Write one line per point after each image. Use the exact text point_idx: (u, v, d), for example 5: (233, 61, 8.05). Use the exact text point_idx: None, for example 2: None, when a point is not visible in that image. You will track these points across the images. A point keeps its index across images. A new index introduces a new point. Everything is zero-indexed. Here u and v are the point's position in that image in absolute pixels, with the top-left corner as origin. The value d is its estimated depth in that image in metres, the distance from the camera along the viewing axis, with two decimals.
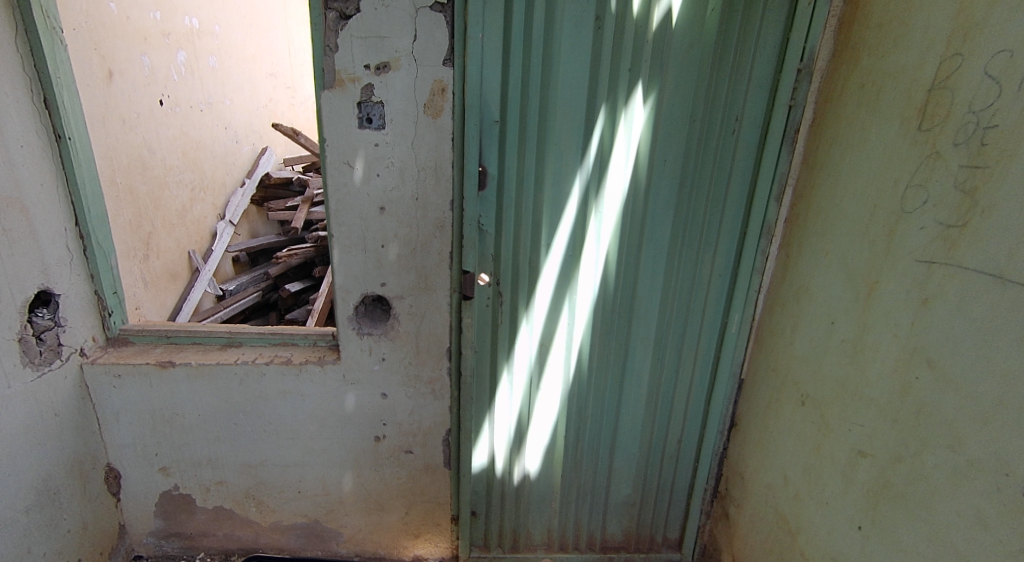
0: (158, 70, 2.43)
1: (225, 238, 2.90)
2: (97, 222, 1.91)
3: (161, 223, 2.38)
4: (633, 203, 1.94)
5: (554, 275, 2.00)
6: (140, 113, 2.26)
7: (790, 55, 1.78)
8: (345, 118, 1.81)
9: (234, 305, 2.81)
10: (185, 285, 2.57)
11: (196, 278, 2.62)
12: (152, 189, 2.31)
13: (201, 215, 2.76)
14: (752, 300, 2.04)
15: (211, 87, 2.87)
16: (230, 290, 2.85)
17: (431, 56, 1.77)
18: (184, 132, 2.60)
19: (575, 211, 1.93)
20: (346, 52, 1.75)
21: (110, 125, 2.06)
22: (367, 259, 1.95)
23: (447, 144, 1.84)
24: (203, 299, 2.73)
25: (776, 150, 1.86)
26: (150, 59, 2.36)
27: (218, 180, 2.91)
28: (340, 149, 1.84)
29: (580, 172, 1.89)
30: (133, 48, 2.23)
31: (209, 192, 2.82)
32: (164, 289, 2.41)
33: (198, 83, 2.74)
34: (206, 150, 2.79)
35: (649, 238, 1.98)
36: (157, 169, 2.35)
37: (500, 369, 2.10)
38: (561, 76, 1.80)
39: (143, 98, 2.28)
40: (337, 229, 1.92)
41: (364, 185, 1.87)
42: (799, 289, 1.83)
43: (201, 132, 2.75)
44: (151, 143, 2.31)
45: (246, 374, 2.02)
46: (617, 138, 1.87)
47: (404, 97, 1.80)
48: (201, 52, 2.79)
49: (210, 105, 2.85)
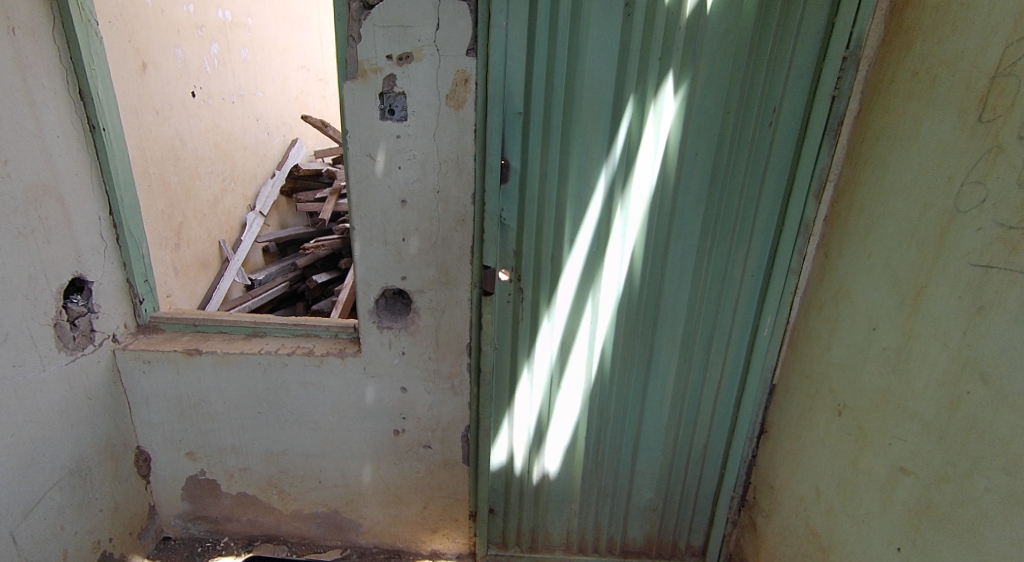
0: (193, 62, 2.47)
1: (254, 229, 2.94)
2: (129, 211, 1.95)
3: (193, 213, 2.43)
4: (661, 197, 1.87)
5: (577, 272, 1.94)
6: (174, 104, 2.31)
7: (834, 41, 1.67)
8: (368, 109, 1.79)
9: (262, 294, 2.86)
10: (215, 274, 2.62)
11: (226, 267, 2.67)
12: (184, 179, 2.36)
13: (232, 205, 2.80)
14: (786, 301, 1.94)
15: (245, 80, 2.91)
16: (259, 279, 2.91)
17: (455, 46, 1.73)
18: (215, 123, 2.63)
19: (601, 206, 1.87)
20: (368, 43, 1.73)
21: (143, 117, 2.10)
22: (388, 252, 1.94)
23: (470, 136, 1.81)
24: (232, 288, 2.78)
25: (817, 143, 1.76)
26: (184, 51, 2.40)
27: (249, 171, 2.95)
28: (362, 141, 1.82)
29: (606, 166, 1.83)
30: (167, 40, 2.27)
31: (240, 182, 2.86)
32: (194, 278, 2.46)
33: (231, 75, 2.78)
34: (236, 141, 2.82)
35: (678, 235, 1.90)
36: (189, 160, 2.38)
37: (520, 367, 2.07)
38: (588, 66, 1.74)
39: (176, 90, 2.32)
40: (358, 221, 1.90)
41: (385, 178, 1.85)
42: (839, 292, 1.73)
43: (232, 124, 2.79)
44: (183, 134, 2.35)
45: (268, 364, 2.04)
46: (646, 131, 1.80)
47: (426, 88, 1.77)
48: (234, 45, 2.83)
49: (242, 97, 2.88)
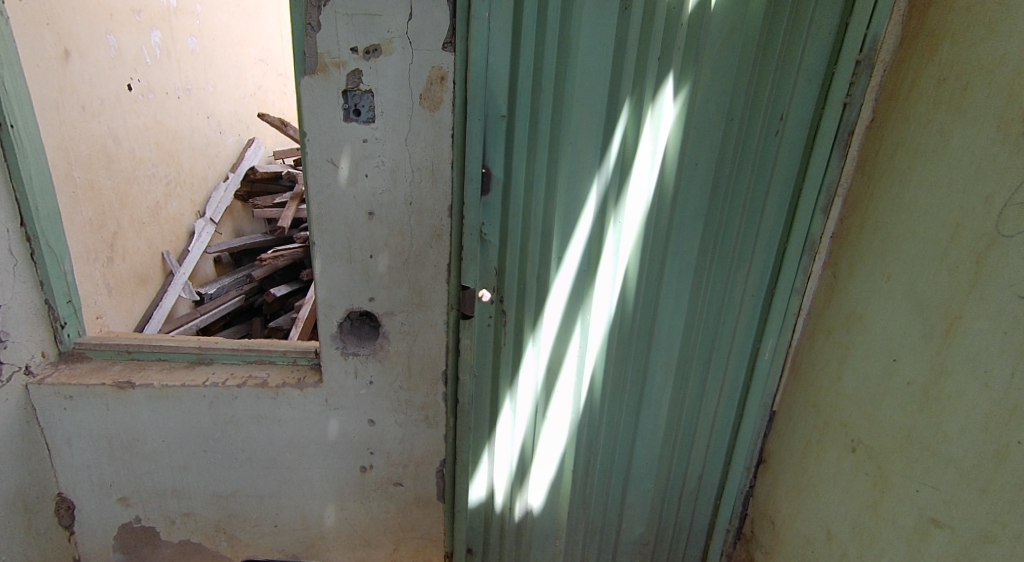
0: (129, 51, 2.19)
1: (204, 238, 2.67)
2: (47, 222, 1.68)
3: (129, 223, 2.16)
4: (658, 211, 1.70)
5: (565, 292, 1.76)
6: (105, 98, 2.03)
7: (849, 42, 1.52)
8: (329, 109, 1.56)
9: (213, 311, 2.57)
10: (157, 290, 2.34)
11: (170, 281, 2.40)
12: (117, 184, 2.08)
13: (178, 212, 2.53)
14: (789, 324, 1.79)
15: (191, 72, 2.63)
16: (210, 294, 2.61)
17: (429, 39, 1.52)
18: (158, 120, 2.36)
19: (592, 221, 1.69)
20: (329, 32, 1.50)
21: (67, 113, 1.83)
22: (353, 271, 1.72)
23: (446, 142, 1.60)
24: (178, 305, 2.50)
25: (827, 154, 1.61)
26: (117, 38, 2.11)
27: (198, 174, 2.68)
28: (323, 146, 1.59)
29: (598, 177, 1.65)
30: (96, 25, 1.99)
31: (187, 186, 2.59)
32: (132, 295, 2.19)
33: (176, 67, 2.50)
34: (183, 141, 2.55)
35: (675, 252, 1.74)
36: (124, 162, 2.11)
37: (502, 396, 1.87)
38: (579, 65, 1.55)
39: (108, 82, 2.04)
40: (319, 236, 1.68)
41: (349, 187, 1.63)
42: (850, 317, 1.58)
43: (178, 121, 2.51)
44: (117, 132, 2.08)
45: (215, 398, 1.79)
46: (642, 138, 1.62)
47: (396, 86, 1.55)
48: (180, 33, 2.55)
49: (189, 91, 2.61)
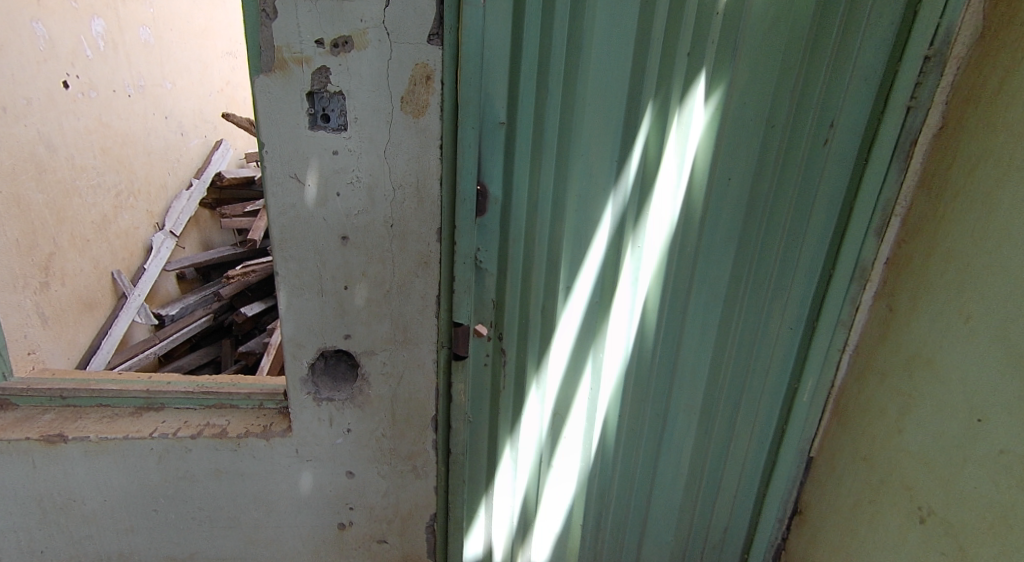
0: (62, 42, 2.04)
1: (163, 253, 2.61)
2: None
3: (69, 240, 2.02)
4: (682, 234, 1.45)
5: (575, 327, 1.51)
6: (32, 98, 1.89)
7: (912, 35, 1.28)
8: (290, 114, 1.29)
9: (174, 335, 2.45)
10: (107, 314, 2.27)
11: (121, 305, 2.33)
12: (49, 198, 1.93)
13: (132, 224, 2.45)
14: (832, 361, 1.54)
15: (142, 67, 2.52)
16: (169, 316, 2.51)
17: (411, 30, 1.25)
18: (103, 123, 2.26)
19: (606, 246, 1.45)
20: (288, 21, 1.22)
21: None
22: (325, 305, 1.45)
23: (433, 154, 1.34)
24: (134, 330, 2.41)
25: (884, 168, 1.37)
26: (48, 25, 1.96)
27: (156, 183, 2.61)
28: (285, 159, 1.32)
29: (615, 196, 1.40)
30: (21, 13, 1.85)
31: (140, 196, 2.50)
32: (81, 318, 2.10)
33: (123, 61, 2.39)
34: (136, 146, 2.47)
35: (702, 280, 1.49)
36: (58, 170, 1.97)
37: (501, 444, 1.62)
38: (593, 63, 1.29)
39: (36, 79, 1.89)
40: (283, 265, 1.40)
41: (317, 207, 1.36)
42: (912, 363, 1.37)
43: (129, 124, 2.43)
44: (50, 138, 1.94)
45: (165, 451, 1.54)
46: (667, 150, 1.37)
47: (372, 86, 1.28)
48: (127, 23, 2.43)
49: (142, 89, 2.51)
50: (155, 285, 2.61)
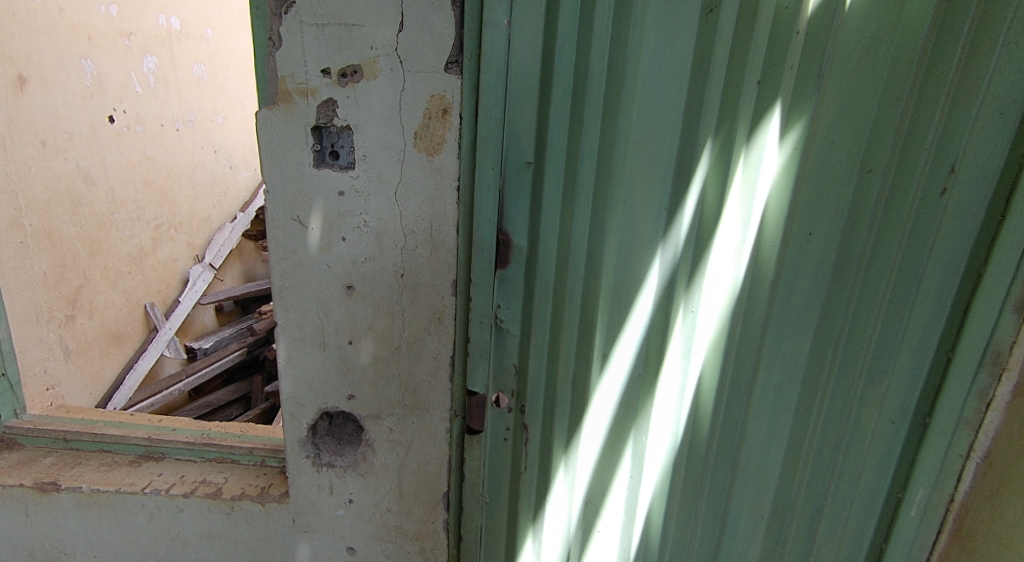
0: (112, 79, 2.17)
1: (199, 285, 2.71)
2: None
3: (101, 273, 2.05)
4: (745, 301, 1.13)
5: (612, 406, 1.27)
6: (72, 132, 1.90)
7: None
8: (293, 151, 1.16)
9: (206, 369, 2.55)
10: (137, 348, 2.32)
11: (152, 338, 2.39)
12: (83, 231, 1.94)
13: (172, 256, 2.56)
14: (946, 490, 1.08)
15: (194, 102, 2.72)
16: (204, 349, 2.62)
17: (427, 57, 1.10)
18: (148, 156, 2.38)
19: (651, 309, 1.19)
20: (294, 49, 1.10)
21: (23, 150, 1.60)
22: (327, 361, 1.29)
23: (450, 197, 1.17)
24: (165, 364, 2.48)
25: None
26: (96, 63, 2.07)
27: (200, 216, 2.77)
28: (287, 199, 1.19)
29: (663, 252, 1.15)
30: (70, 50, 1.93)
31: (182, 229, 2.63)
32: (111, 352, 2.14)
33: (174, 97, 2.56)
34: (182, 178, 2.62)
35: (773, 361, 1.15)
36: (94, 204, 2.00)
37: (522, 533, 1.40)
38: (638, 94, 1.08)
39: (79, 114, 1.95)
40: (283, 315, 1.27)
41: (321, 253, 1.22)
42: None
43: (176, 156, 2.59)
44: (85, 171, 1.96)
45: (157, 509, 1.42)
46: (730, 196, 1.09)
47: (383, 120, 1.13)
48: (182, 60, 2.63)
49: (193, 123, 2.71)
50: (192, 317, 2.73)
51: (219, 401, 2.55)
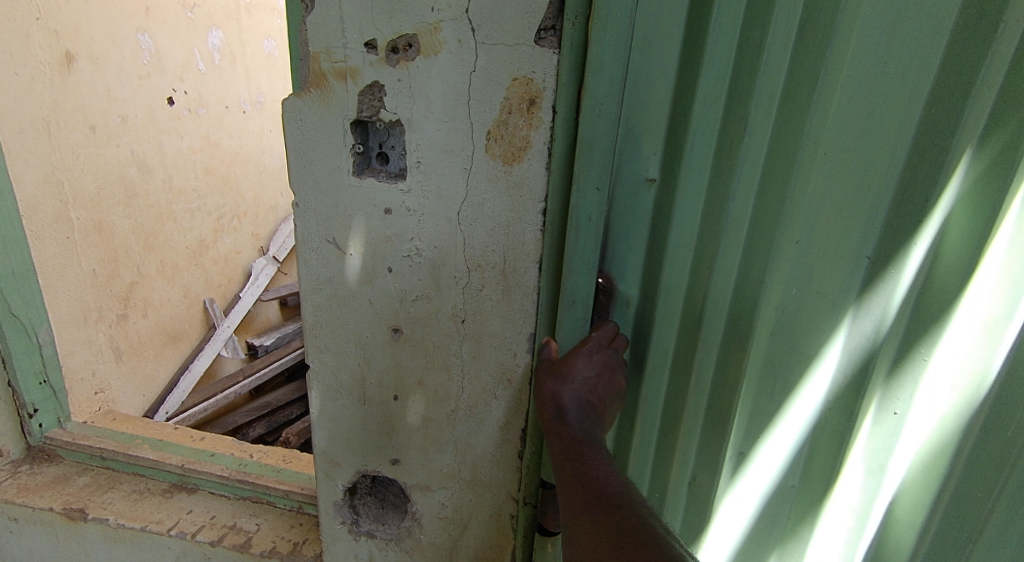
0: (173, 57, 2.22)
1: (260, 281, 2.88)
2: (18, 282, 1.27)
3: (157, 269, 2.12)
4: (983, 420, 0.68)
5: (750, 520, 0.89)
6: (127, 117, 1.91)
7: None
8: (329, 152, 0.87)
9: (263, 370, 2.64)
10: (194, 347, 2.46)
11: (209, 336, 2.53)
12: (137, 222, 1.95)
13: (235, 249, 2.76)
14: None
15: (263, 83, 2.89)
16: (264, 346, 2.80)
17: (511, 24, 0.75)
18: (211, 140, 2.48)
19: (826, 400, 0.79)
20: (331, 13, 0.80)
21: (77, 139, 1.57)
22: (367, 417, 1.03)
23: (535, 222, 0.84)
24: (224, 362, 2.64)
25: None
26: (154, 38, 2.08)
27: (265, 207, 2.97)
28: (321, 215, 0.91)
29: (855, 321, 0.74)
30: (130, 26, 1.94)
31: (246, 219, 2.82)
32: (167, 350, 2.25)
33: (241, 77, 2.70)
34: (246, 164, 2.78)
35: (1016, 529, 0.67)
36: (148, 193, 2.03)
37: None
38: (846, 80, 0.69)
39: (135, 98, 1.96)
40: (316, 356, 1.01)
41: (362, 286, 0.94)
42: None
43: (242, 140, 2.73)
44: (140, 158, 1.97)
45: (183, 553, 1.23)
46: (992, 248, 0.65)
47: (444, 113, 0.81)
48: (248, 36, 2.76)
49: (261, 103, 2.88)
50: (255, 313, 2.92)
51: (279, 402, 2.66)
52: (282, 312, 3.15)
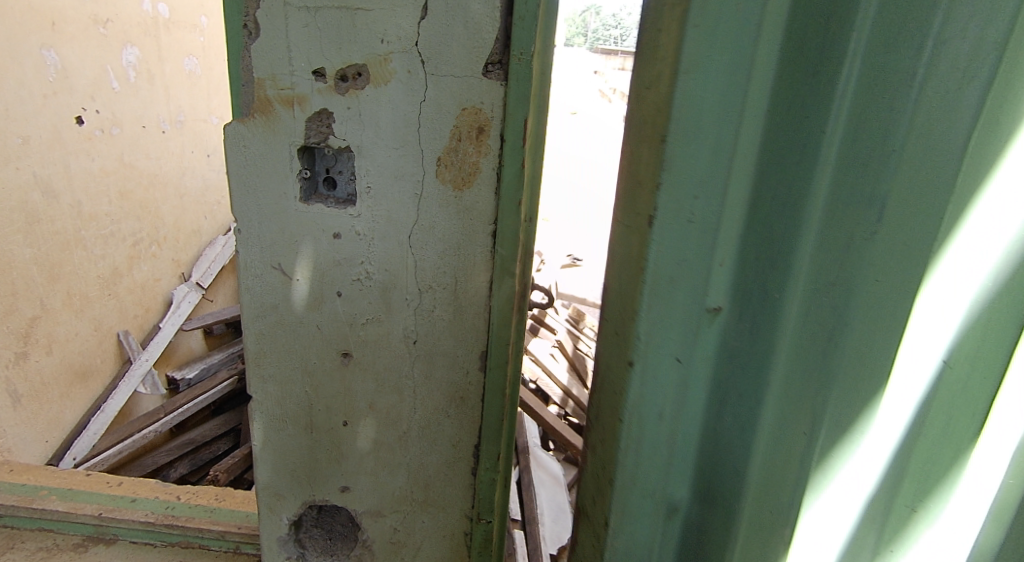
0: (82, 75, 2.16)
1: (182, 308, 2.76)
2: None
3: (64, 301, 2.15)
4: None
5: None
6: (31, 139, 1.94)
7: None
8: (274, 178, 0.86)
9: (185, 406, 2.51)
10: (107, 385, 2.37)
11: (124, 372, 2.42)
12: (39, 252, 2.01)
13: (155, 277, 2.66)
14: None
15: (184, 102, 2.79)
16: (187, 380, 2.66)
17: (460, 57, 0.79)
18: (125, 161, 2.40)
19: (852, 527, 0.60)
20: (277, 39, 0.80)
21: None
22: (314, 445, 1.01)
23: (484, 244, 0.87)
24: (144, 398, 2.52)
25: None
26: (61, 55, 2.05)
27: (187, 230, 2.89)
28: (266, 241, 0.89)
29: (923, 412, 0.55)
30: (34, 43, 1.94)
31: (166, 244, 2.72)
32: (77, 388, 2.24)
33: (159, 95, 2.61)
34: (164, 185, 2.69)
35: None
36: (55, 220, 2.07)
37: None
38: (966, 149, 0.48)
39: (40, 122, 1.96)
40: (259, 386, 0.98)
41: (309, 312, 0.93)
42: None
43: (160, 161, 2.64)
44: (47, 182, 2.02)
45: None
46: None
47: (394, 140, 0.83)
48: (167, 51, 2.68)
49: (182, 122, 2.79)
50: (177, 343, 2.77)
51: (203, 437, 2.58)
52: (207, 342, 3.00)
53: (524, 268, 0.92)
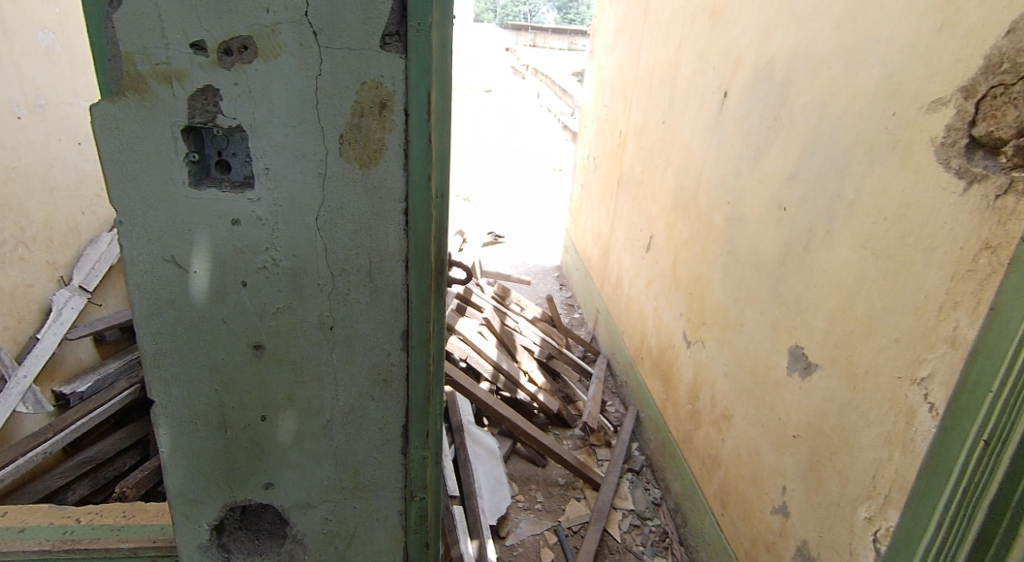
0: None
1: (63, 316, 2.52)
2: None
3: None
4: None
5: None
6: None
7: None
8: (157, 163, 0.79)
9: (77, 423, 2.33)
10: None
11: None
12: None
13: (29, 282, 2.40)
14: None
15: (42, 83, 2.49)
16: (77, 394, 2.46)
17: (355, 29, 0.76)
18: None
19: None
20: (146, 9, 0.73)
21: None
22: (231, 444, 0.96)
23: (397, 221, 0.86)
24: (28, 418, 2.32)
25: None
26: None
27: (62, 229, 2.62)
28: (154, 231, 0.83)
29: None
30: None
31: (38, 245, 2.46)
32: None
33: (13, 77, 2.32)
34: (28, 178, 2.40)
35: None
36: None
37: None
38: None
39: None
40: (162, 388, 0.92)
41: (212, 305, 0.87)
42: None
43: (20, 151, 2.35)
44: None
45: None
46: None
47: (291, 118, 0.79)
48: (19, 27, 2.37)
49: (44, 107, 2.51)
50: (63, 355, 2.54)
51: (105, 454, 2.42)
52: (100, 349, 2.77)
53: (439, 246, 0.92)
